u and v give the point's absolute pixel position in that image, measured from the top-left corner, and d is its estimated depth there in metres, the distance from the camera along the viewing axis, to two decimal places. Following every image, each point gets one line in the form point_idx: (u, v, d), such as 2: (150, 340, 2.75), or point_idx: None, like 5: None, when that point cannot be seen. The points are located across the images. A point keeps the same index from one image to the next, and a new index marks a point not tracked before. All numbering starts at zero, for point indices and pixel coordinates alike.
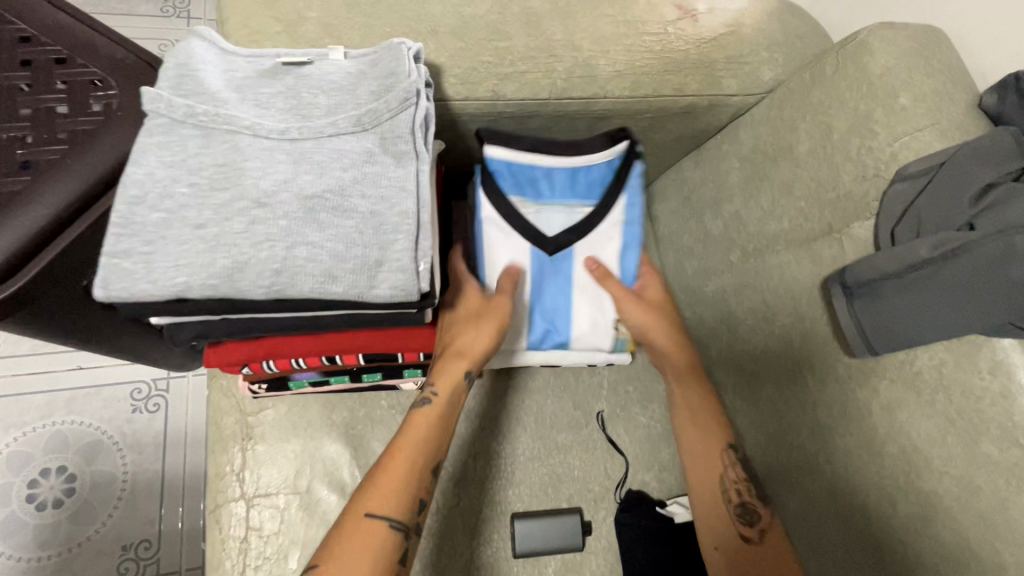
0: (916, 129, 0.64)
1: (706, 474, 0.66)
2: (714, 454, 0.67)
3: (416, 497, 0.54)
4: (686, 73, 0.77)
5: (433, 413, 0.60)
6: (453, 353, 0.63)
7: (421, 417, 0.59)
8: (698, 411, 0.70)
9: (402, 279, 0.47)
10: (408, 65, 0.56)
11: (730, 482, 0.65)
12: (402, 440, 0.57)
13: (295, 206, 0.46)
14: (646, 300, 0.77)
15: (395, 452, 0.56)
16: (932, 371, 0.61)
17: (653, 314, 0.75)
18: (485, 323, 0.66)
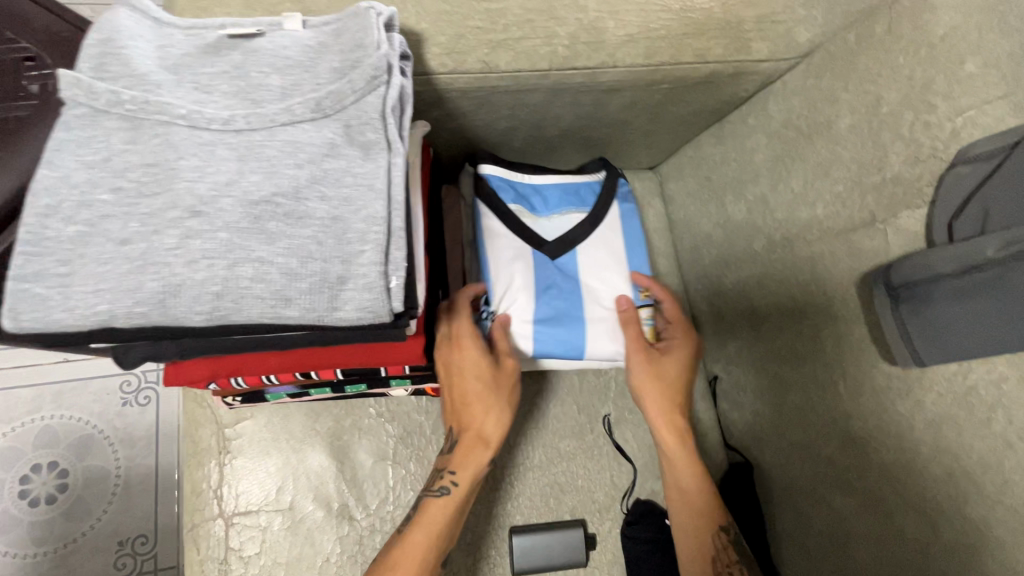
0: (985, 101, 0.54)
1: (690, 559, 0.63)
2: (703, 543, 0.63)
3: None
4: (710, 36, 0.67)
5: (445, 511, 0.60)
6: (470, 438, 0.62)
7: (431, 516, 0.59)
8: (688, 493, 0.66)
9: (368, 299, 0.40)
10: (377, 35, 0.47)
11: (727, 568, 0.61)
12: (413, 541, 0.58)
13: (237, 214, 0.39)
14: (661, 371, 0.68)
15: (407, 545, 0.58)
16: (989, 388, 0.53)
17: (660, 389, 0.68)
18: (498, 400, 0.62)
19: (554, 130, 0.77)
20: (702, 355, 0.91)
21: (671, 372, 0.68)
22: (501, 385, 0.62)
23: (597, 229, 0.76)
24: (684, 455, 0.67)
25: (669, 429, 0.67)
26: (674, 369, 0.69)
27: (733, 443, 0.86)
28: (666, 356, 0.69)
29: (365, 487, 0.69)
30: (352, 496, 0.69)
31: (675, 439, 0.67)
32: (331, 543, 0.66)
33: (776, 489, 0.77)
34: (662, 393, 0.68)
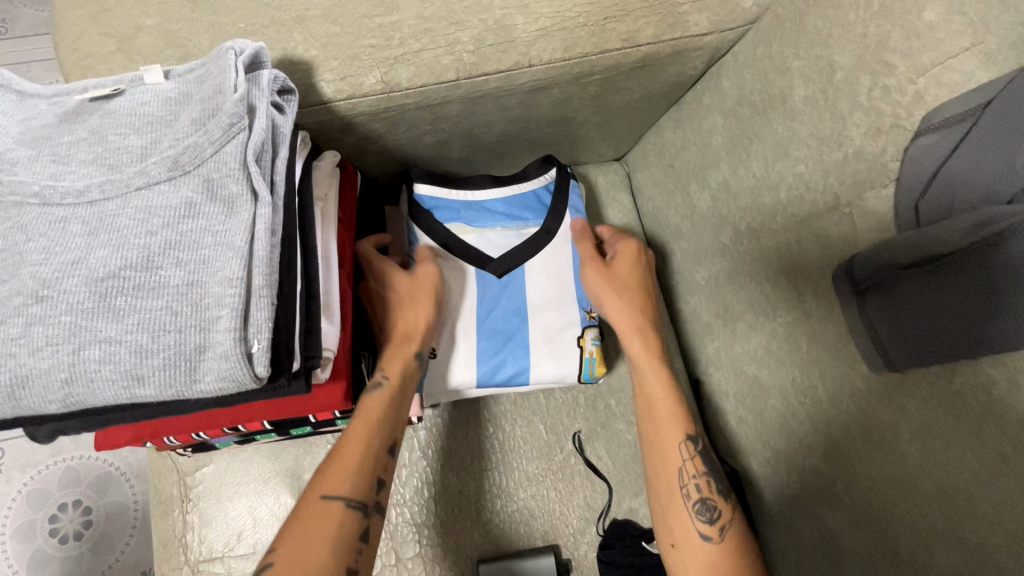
0: (948, 55, 0.45)
1: (665, 467, 0.60)
2: (672, 444, 0.60)
3: (375, 475, 0.52)
4: (638, 15, 0.60)
5: (382, 394, 0.56)
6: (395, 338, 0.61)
7: (366, 408, 0.55)
8: (655, 402, 0.63)
9: (227, 368, 0.38)
10: (235, 77, 0.44)
11: (696, 474, 0.58)
12: (351, 431, 0.53)
13: (83, 294, 0.37)
14: (614, 275, 0.69)
15: (347, 443, 0.53)
16: (977, 393, 0.45)
17: (615, 289, 0.68)
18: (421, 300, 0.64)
19: (490, 138, 0.72)
20: (684, 357, 0.84)
21: (626, 275, 0.70)
22: (421, 286, 0.65)
23: (547, 247, 0.74)
24: (645, 349, 0.65)
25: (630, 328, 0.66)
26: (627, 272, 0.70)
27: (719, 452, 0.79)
28: (615, 264, 0.71)
29: None
30: None
31: (631, 335, 0.66)
32: None
33: (766, 501, 0.70)
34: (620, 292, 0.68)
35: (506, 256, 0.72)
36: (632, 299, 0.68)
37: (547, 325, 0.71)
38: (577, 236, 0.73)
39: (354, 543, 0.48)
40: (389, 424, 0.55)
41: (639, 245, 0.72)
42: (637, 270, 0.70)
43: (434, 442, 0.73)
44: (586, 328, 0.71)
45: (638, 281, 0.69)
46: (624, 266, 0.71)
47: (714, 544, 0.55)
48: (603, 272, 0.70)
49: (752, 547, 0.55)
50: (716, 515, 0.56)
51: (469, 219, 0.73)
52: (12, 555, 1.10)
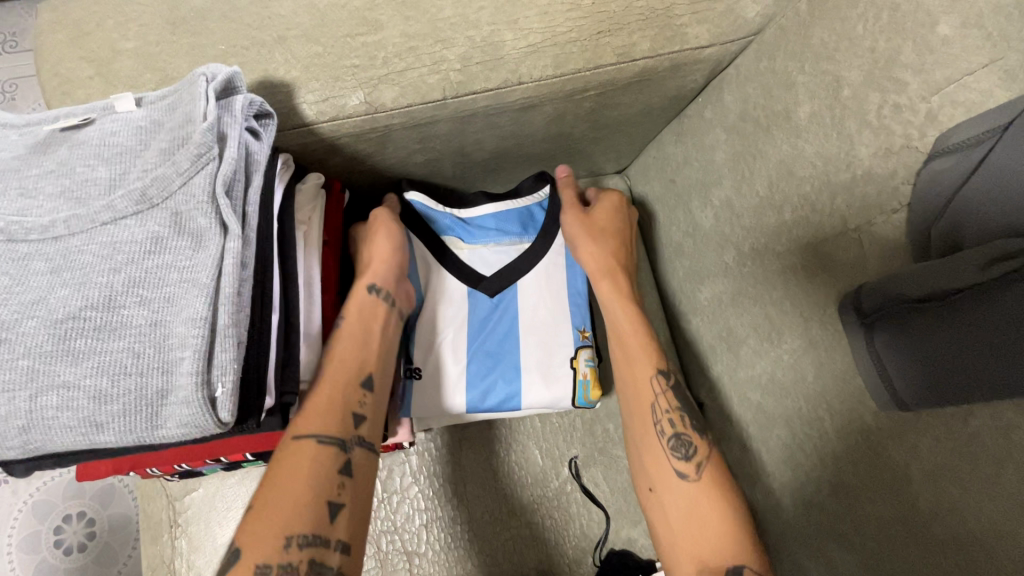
0: (965, 72, 0.42)
1: (638, 406, 0.60)
2: (643, 381, 0.61)
3: (347, 411, 0.51)
4: (634, 29, 0.57)
5: (344, 336, 0.54)
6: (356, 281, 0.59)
7: (328, 353, 0.52)
8: (623, 335, 0.64)
9: (188, 414, 0.36)
10: (206, 105, 0.43)
11: (671, 408, 0.59)
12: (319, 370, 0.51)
13: (43, 337, 0.36)
14: (593, 224, 0.70)
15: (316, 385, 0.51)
16: (995, 438, 0.41)
17: (592, 236, 0.69)
18: (382, 234, 0.62)
19: (483, 155, 0.70)
20: (686, 378, 0.81)
21: (604, 222, 0.71)
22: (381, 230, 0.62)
23: (541, 263, 0.71)
24: (614, 290, 0.66)
25: (607, 269, 0.67)
26: (606, 220, 0.71)
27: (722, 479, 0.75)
28: (598, 211, 0.72)
29: None
30: None
31: (602, 277, 0.67)
32: None
33: (771, 535, 0.66)
34: (597, 240, 0.68)
35: (501, 276, 0.70)
36: (607, 246, 0.68)
37: (539, 349, 0.68)
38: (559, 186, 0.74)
39: (334, 476, 0.48)
40: (355, 363, 0.53)
41: (623, 199, 0.74)
42: (610, 221, 0.71)
43: (428, 467, 0.71)
44: (578, 349, 0.68)
45: (613, 236, 0.70)
46: (602, 214, 0.71)
47: (691, 482, 0.55)
48: (580, 226, 0.69)
49: (734, 492, 0.53)
50: (692, 452, 0.56)
51: (460, 234, 0.71)
52: (18, 564, 1.11)
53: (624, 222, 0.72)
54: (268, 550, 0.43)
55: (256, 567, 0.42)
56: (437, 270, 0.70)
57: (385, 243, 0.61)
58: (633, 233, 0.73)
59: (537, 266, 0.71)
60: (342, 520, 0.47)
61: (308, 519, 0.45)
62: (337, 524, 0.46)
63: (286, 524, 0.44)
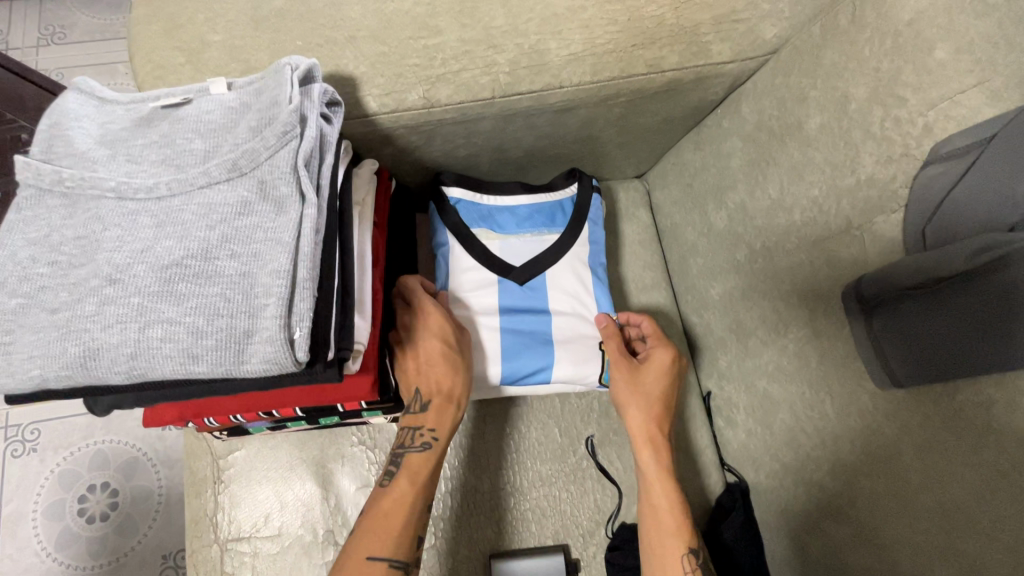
0: (958, 91, 0.48)
1: (653, 514, 0.65)
2: (666, 489, 0.66)
3: (414, 536, 0.59)
4: (663, 44, 0.64)
5: (427, 459, 0.63)
6: (438, 398, 0.64)
7: (401, 486, 0.60)
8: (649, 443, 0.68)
9: (272, 351, 0.41)
10: (290, 90, 0.49)
11: (684, 552, 0.62)
12: (394, 493, 0.60)
13: (150, 280, 0.42)
14: (639, 386, 0.69)
15: (389, 505, 0.59)
16: (978, 411, 0.47)
17: (637, 399, 0.69)
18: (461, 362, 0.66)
19: (517, 152, 0.76)
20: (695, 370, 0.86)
21: (652, 385, 0.70)
22: (461, 348, 0.67)
23: (564, 255, 0.77)
24: (647, 428, 0.68)
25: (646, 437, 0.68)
26: (655, 381, 0.70)
27: (727, 464, 0.80)
28: (647, 370, 0.70)
29: (348, 514, 0.72)
30: (337, 524, 0.71)
31: (640, 402, 0.68)
32: (317, 567, 0.69)
33: (773, 515, 0.71)
34: (644, 409, 0.68)
35: (530, 264, 0.75)
36: (653, 412, 0.68)
37: (565, 330, 0.74)
38: (603, 330, 0.73)
39: None
40: (423, 489, 0.62)
41: (674, 357, 0.71)
42: (666, 354, 0.71)
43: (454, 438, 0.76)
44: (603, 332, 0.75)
45: (661, 385, 0.70)
46: (652, 372, 0.70)
47: None
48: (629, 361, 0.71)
49: None
50: None
51: (493, 225, 0.77)
52: (42, 531, 1.15)
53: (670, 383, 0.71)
54: None
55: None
56: (469, 259, 0.75)
57: (464, 365, 0.67)
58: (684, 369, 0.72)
59: (564, 255, 0.77)
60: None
61: None
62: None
63: None
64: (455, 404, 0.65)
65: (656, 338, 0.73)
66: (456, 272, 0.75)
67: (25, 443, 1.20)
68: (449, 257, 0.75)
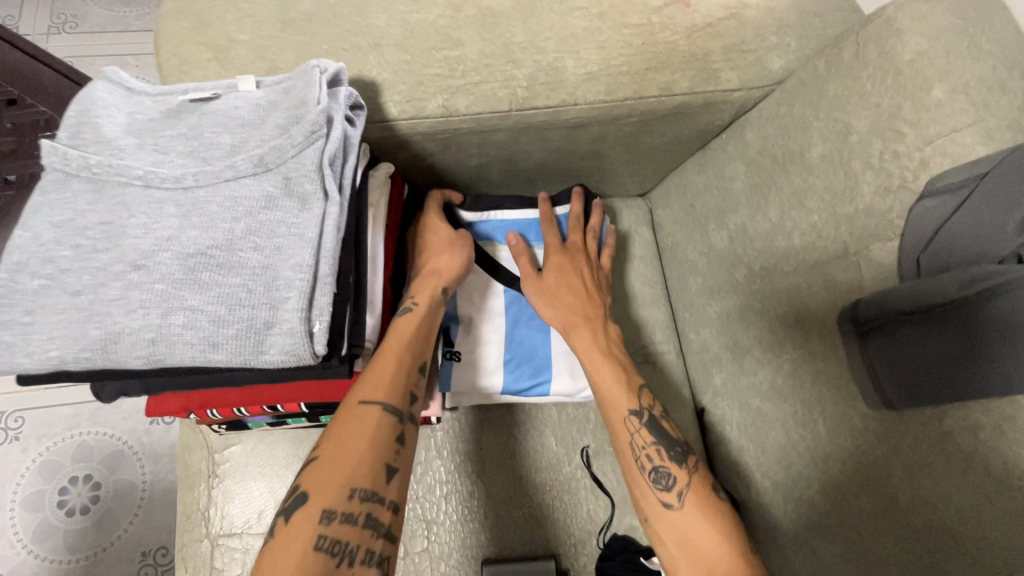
0: (953, 129, 0.51)
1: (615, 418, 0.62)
2: (608, 383, 0.64)
3: (408, 388, 0.55)
4: (675, 69, 0.67)
5: (414, 317, 0.60)
6: (426, 278, 0.65)
7: (399, 328, 0.58)
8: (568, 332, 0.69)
9: (291, 343, 0.42)
10: (318, 92, 0.51)
11: (628, 411, 0.62)
12: (386, 347, 0.56)
13: (174, 268, 0.43)
14: (541, 283, 0.72)
15: (383, 348, 0.56)
16: (965, 435, 0.49)
17: (543, 296, 0.71)
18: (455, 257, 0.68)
19: (528, 165, 0.78)
20: (690, 386, 0.87)
21: (554, 283, 0.72)
22: (459, 243, 0.70)
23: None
24: (560, 318, 0.70)
25: (569, 326, 0.69)
26: (557, 277, 0.73)
27: (718, 480, 0.81)
28: (549, 270, 0.73)
29: None
30: None
31: (547, 300, 0.71)
32: None
33: (761, 532, 0.73)
34: (552, 301, 0.71)
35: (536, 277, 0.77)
36: (567, 304, 0.70)
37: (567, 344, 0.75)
38: (513, 252, 0.76)
39: (391, 442, 0.51)
40: (415, 347, 0.58)
41: (582, 266, 0.74)
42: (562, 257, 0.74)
43: (453, 444, 0.77)
44: None
45: (563, 280, 0.72)
46: (553, 271, 0.73)
47: (677, 511, 0.56)
48: (559, 248, 0.75)
49: (714, 508, 0.56)
50: (672, 482, 0.58)
51: (500, 237, 0.79)
52: (19, 522, 1.13)
53: (577, 276, 0.73)
54: (334, 498, 0.46)
55: (323, 511, 0.45)
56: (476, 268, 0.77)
57: (460, 263, 0.68)
58: (610, 256, 0.79)
59: None
60: (396, 482, 0.50)
61: (369, 476, 0.48)
62: (393, 485, 0.49)
63: (350, 478, 0.47)
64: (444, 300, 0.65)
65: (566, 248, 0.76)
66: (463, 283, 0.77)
67: (8, 431, 1.18)
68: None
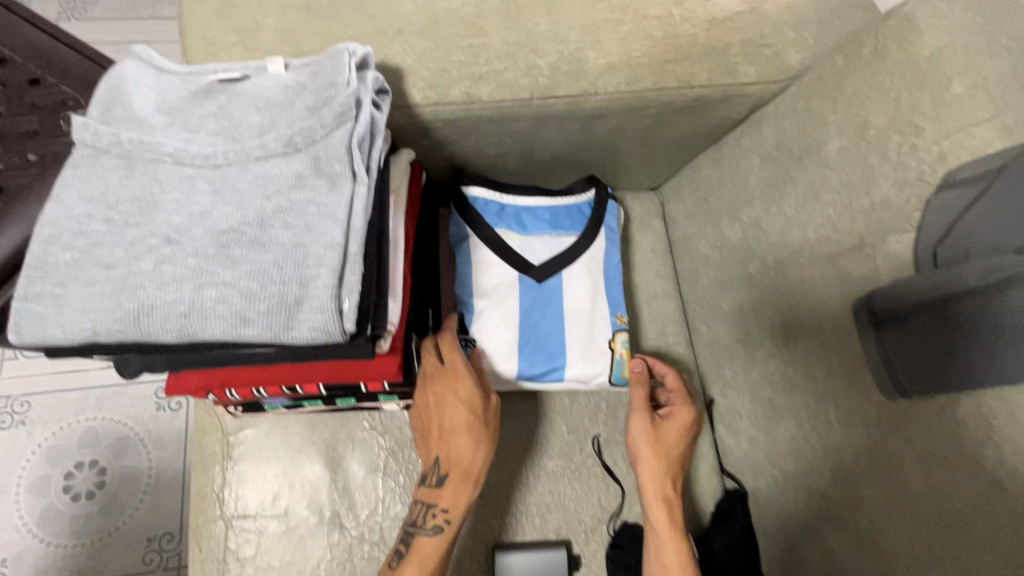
0: (971, 123, 0.52)
1: (660, 541, 0.65)
2: (667, 561, 0.63)
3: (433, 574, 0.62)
4: (694, 62, 0.67)
5: (439, 543, 0.62)
6: (460, 478, 0.63)
7: (443, 499, 0.63)
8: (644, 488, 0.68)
9: (321, 320, 0.43)
10: (347, 74, 0.51)
11: None
12: (426, 535, 0.62)
13: (207, 243, 0.43)
14: (659, 436, 0.70)
15: (420, 542, 0.62)
16: (979, 424, 0.50)
17: (655, 453, 0.69)
18: (482, 444, 0.64)
19: (544, 155, 0.79)
20: (700, 378, 0.88)
21: (671, 444, 0.70)
22: (487, 420, 0.66)
23: (581, 258, 0.79)
24: (658, 482, 0.67)
25: (659, 492, 0.67)
26: (673, 440, 0.71)
27: (728, 471, 0.82)
28: (665, 428, 0.71)
29: (356, 497, 0.73)
30: (344, 506, 0.72)
31: (653, 445, 0.69)
32: (321, 550, 0.69)
33: (770, 521, 0.73)
34: (655, 457, 0.69)
35: (551, 264, 0.77)
36: (665, 474, 0.68)
37: (580, 330, 0.76)
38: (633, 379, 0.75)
39: None
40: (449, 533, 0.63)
41: (690, 426, 0.72)
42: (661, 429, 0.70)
43: None
44: (616, 332, 0.77)
45: (674, 456, 0.70)
46: (672, 432, 0.71)
47: None
48: (680, 406, 0.73)
49: None
50: None
51: (514, 225, 0.79)
52: (25, 506, 1.13)
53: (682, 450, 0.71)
54: None
55: None
56: (490, 255, 0.78)
57: (486, 450, 0.65)
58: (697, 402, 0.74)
59: (580, 255, 0.79)
60: None
61: None
62: None
63: None
64: (472, 484, 0.64)
65: (680, 398, 0.74)
66: (477, 268, 0.77)
67: (14, 415, 1.18)
68: (473, 254, 0.78)
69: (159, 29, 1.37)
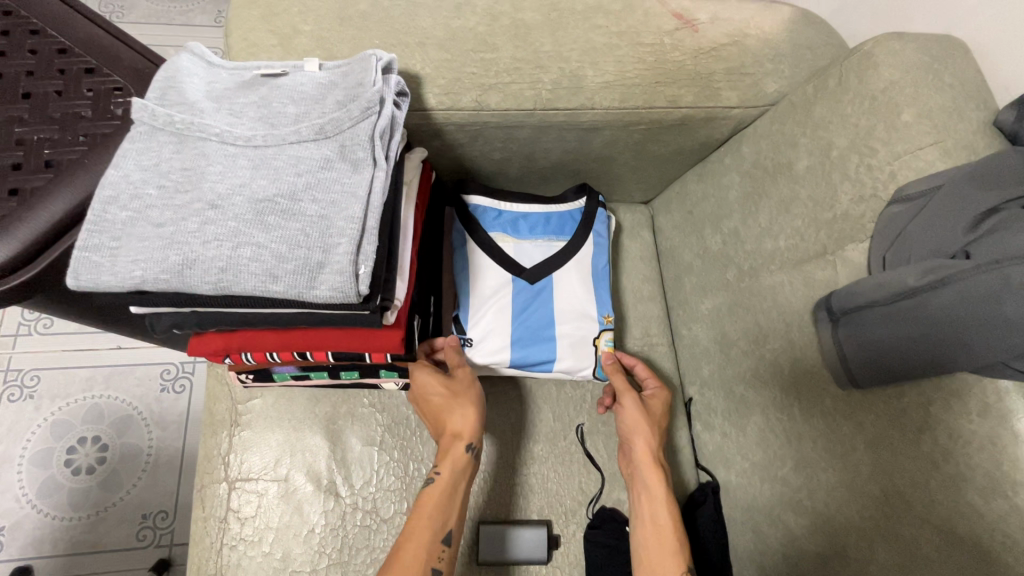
0: (918, 148, 0.60)
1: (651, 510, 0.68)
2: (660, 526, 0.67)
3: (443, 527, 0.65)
4: (681, 85, 0.75)
5: (439, 491, 0.67)
6: (449, 437, 0.71)
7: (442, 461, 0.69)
8: (639, 456, 0.72)
9: (340, 281, 0.49)
10: (373, 76, 0.58)
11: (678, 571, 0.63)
12: (431, 492, 0.67)
13: (245, 210, 0.50)
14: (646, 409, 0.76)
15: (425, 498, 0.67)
16: (919, 410, 0.56)
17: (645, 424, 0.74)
18: (463, 405, 0.72)
19: (544, 163, 0.86)
20: (680, 379, 0.94)
21: (654, 417, 0.75)
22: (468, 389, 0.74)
23: (570, 261, 0.86)
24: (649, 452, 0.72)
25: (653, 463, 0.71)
26: (656, 413, 0.76)
27: (702, 465, 0.87)
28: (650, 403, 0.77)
29: (352, 468, 0.78)
30: (340, 475, 0.77)
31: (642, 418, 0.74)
32: (317, 514, 0.74)
33: (739, 510, 0.78)
34: (646, 426, 0.74)
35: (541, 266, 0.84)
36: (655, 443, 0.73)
37: (567, 326, 0.82)
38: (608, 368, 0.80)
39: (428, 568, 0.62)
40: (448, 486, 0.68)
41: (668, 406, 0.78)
42: (632, 407, 0.74)
43: None
44: (600, 331, 0.83)
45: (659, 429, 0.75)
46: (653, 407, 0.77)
47: None
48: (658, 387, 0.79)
49: None
50: None
51: (509, 230, 0.86)
52: (27, 477, 1.16)
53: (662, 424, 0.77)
54: None
55: None
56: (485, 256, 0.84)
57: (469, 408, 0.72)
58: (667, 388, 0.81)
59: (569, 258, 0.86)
60: None
61: None
62: None
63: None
64: (461, 440, 0.70)
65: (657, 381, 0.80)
66: (473, 267, 0.83)
67: (24, 389, 1.22)
68: (470, 255, 0.84)
69: (191, 34, 1.47)
